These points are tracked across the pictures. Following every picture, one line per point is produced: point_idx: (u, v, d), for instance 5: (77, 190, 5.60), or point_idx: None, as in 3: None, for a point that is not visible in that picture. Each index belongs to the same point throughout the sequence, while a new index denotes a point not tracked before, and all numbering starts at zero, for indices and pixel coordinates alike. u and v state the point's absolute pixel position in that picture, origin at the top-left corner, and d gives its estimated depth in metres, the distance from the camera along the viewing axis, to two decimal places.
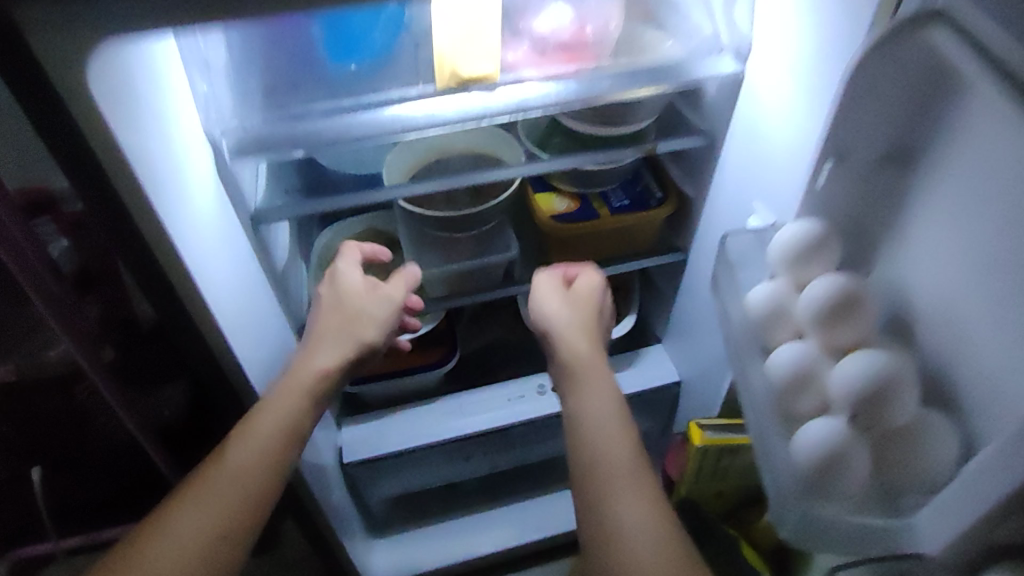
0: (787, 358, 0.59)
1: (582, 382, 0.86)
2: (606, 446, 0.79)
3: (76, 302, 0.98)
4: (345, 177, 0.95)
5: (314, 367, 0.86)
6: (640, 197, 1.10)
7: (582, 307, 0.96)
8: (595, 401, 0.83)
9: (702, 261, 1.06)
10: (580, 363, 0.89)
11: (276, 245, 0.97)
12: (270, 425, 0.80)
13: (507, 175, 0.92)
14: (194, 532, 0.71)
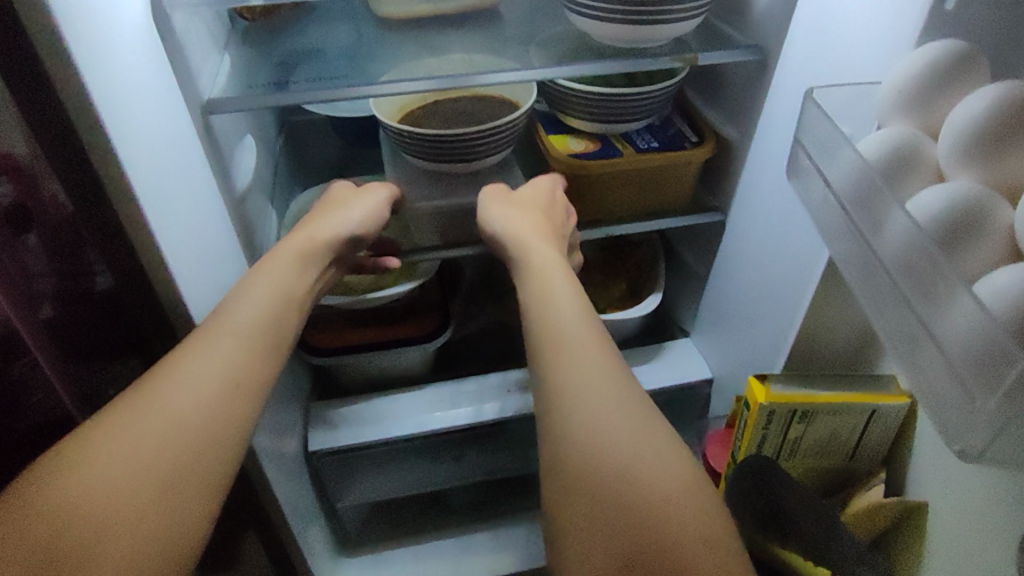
0: (931, 207, 0.40)
1: (536, 272, 0.73)
2: (574, 323, 0.66)
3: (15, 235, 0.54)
4: (315, 77, 0.82)
5: (309, 238, 0.75)
6: (671, 140, 0.92)
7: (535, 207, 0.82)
8: (556, 286, 0.70)
9: (757, 208, 0.85)
10: (524, 250, 0.76)
11: (233, 157, 0.83)
12: (272, 281, 0.68)
13: (514, 78, 0.77)
14: (211, 378, 0.58)
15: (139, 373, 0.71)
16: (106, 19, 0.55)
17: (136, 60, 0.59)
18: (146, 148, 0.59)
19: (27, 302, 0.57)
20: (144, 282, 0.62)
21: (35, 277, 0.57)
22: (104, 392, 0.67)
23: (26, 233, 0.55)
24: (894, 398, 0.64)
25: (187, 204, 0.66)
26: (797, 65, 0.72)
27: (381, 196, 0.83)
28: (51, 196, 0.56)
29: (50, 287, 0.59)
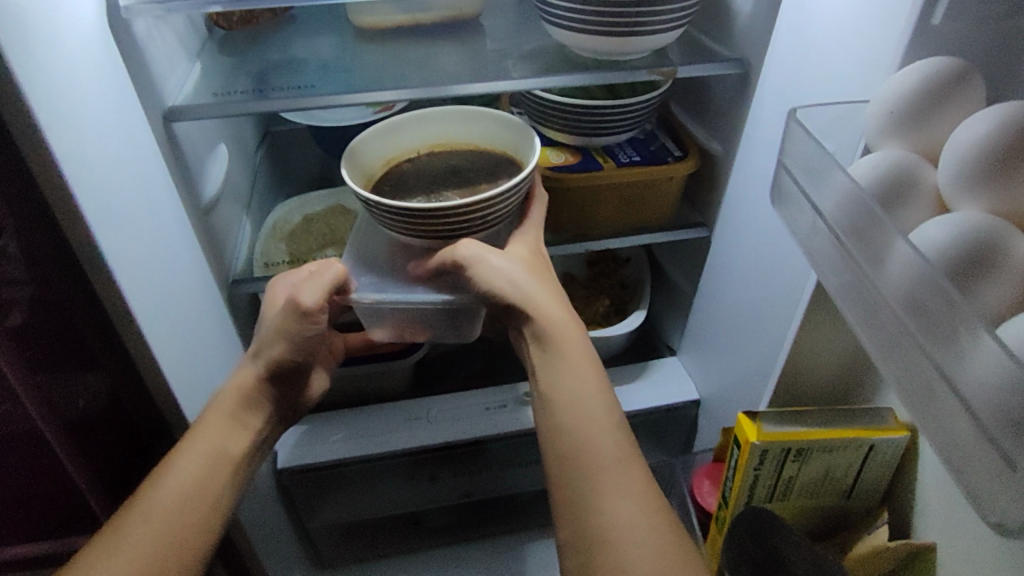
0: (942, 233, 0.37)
1: (565, 364, 0.61)
2: (590, 401, 0.59)
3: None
4: (290, 84, 0.80)
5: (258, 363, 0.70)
6: (654, 154, 0.90)
7: (535, 267, 0.66)
8: (574, 376, 0.60)
9: (740, 226, 0.83)
10: (560, 337, 0.62)
11: (204, 171, 0.81)
12: (237, 397, 0.69)
13: (489, 89, 0.76)
14: (192, 481, 0.63)
15: (113, 392, 0.68)
16: (57, 32, 0.53)
17: (83, 63, 0.56)
18: (90, 156, 0.55)
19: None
20: (99, 304, 0.60)
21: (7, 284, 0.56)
22: (72, 405, 0.65)
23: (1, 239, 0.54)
24: (890, 430, 0.58)
25: (142, 218, 0.64)
26: (778, 78, 0.70)
27: (314, 296, 0.66)
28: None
29: (24, 293, 0.57)
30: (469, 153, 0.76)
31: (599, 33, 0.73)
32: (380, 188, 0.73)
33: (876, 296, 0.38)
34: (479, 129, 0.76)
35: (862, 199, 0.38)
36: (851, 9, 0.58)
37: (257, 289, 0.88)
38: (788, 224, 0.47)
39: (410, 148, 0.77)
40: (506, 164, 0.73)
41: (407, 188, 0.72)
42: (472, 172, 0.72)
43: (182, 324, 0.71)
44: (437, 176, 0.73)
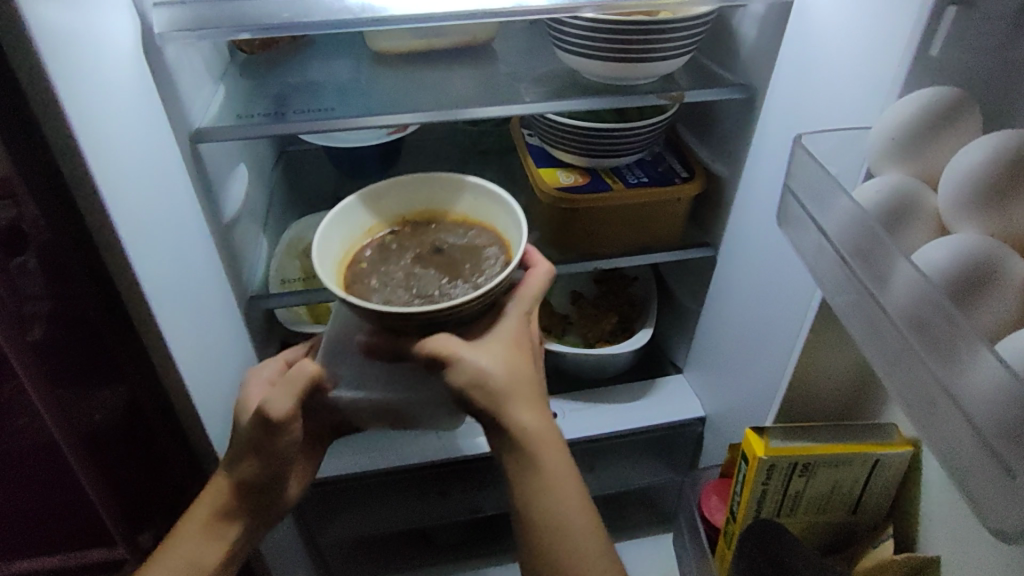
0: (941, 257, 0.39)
1: (545, 464, 0.58)
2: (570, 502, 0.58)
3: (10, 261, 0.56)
4: (310, 107, 0.83)
5: (231, 475, 0.66)
6: (661, 176, 0.92)
7: (515, 364, 0.59)
8: (563, 479, 0.58)
9: (746, 245, 0.85)
10: (537, 440, 0.58)
11: (225, 190, 0.83)
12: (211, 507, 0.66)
13: (502, 113, 0.78)
14: None
15: (129, 403, 0.70)
16: (99, 60, 0.56)
17: (121, 85, 0.59)
18: (123, 173, 0.58)
19: (18, 323, 0.58)
20: (129, 318, 0.62)
21: (28, 300, 0.58)
22: (88, 418, 0.67)
23: (23, 255, 0.56)
24: (895, 446, 0.60)
25: (170, 235, 0.66)
26: (783, 102, 0.72)
27: (282, 404, 0.61)
28: (33, 221, 0.55)
29: (44, 308, 0.59)
30: (457, 225, 0.66)
31: (610, 59, 0.76)
32: (356, 263, 0.63)
33: (878, 313, 0.40)
34: (470, 200, 0.66)
35: (865, 237, 0.40)
36: (852, 39, 0.60)
37: (274, 305, 0.90)
38: (792, 245, 0.49)
39: (395, 214, 0.68)
40: (495, 244, 0.63)
41: (387, 270, 0.62)
42: (457, 251, 0.63)
43: (204, 339, 0.73)
44: (419, 252, 0.63)
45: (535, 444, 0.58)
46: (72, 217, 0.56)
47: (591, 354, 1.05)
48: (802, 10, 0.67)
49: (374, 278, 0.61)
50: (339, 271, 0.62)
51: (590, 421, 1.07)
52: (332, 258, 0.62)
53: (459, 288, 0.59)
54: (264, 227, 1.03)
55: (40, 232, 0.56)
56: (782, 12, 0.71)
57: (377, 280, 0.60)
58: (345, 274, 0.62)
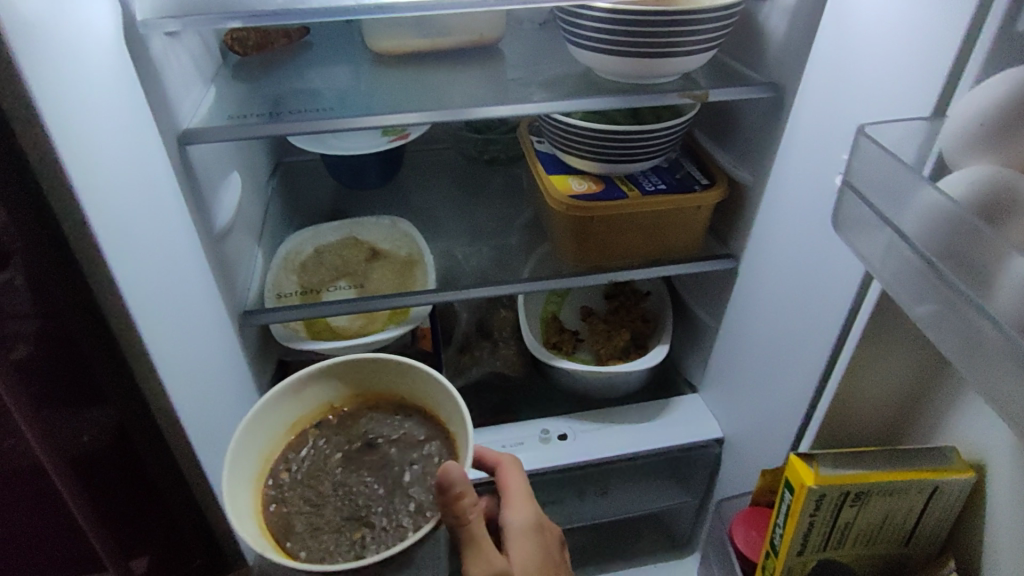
0: None
1: None
2: None
3: None
4: (309, 109, 0.78)
5: None
6: (680, 183, 0.88)
7: None
8: None
9: (772, 254, 0.80)
10: None
11: (218, 196, 0.78)
12: None
13: (514, 112, 0.74)
14: None
15: (116, 422, 0.64)
16: (79, 49, 0.50)
17: (102, 75, 0.53)
18: (105, 172, 0.52)
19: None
20: (107, 331, 0.56)
21: (11, 319, 0.54)
22: (77, 438, 0.63)
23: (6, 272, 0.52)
24: (955, 470, 0.53)
25: (157, 242, 0.60)
26: (816, 102, 0.67)
27: None
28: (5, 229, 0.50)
29: (27, 327, 0.55)
30: (392, 412, 0.56)
31: (628, 56, 0.72)
32: (271, 484, 0.52)
33: (981, 318, 0.34)
34: (406, 382, 0.55)
35: (953, 238, 0.35)
36: (897, 26, 0.56)
37: (269, 320, 0.84)
38: (853, 251, 0.44)
39: (318, 402, 0.56)
40: (435, 432, 0.54)
41: (313, 492, 0.51)
42: (392, 448, 0.52)
43: (192, 356, 0.67)
44: (346, 459, 0.52)
45: None
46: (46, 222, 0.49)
47: (604, 371, 0.99)
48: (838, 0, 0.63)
49: (298, 498, 0.51)
50: (255, 492, 0.51)
51: (603, 443, 1.01)
52: (251, 470, 0.52)
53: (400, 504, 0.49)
54: (259, 238, 0.97)
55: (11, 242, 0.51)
56: (815, 5, 0.66)
57: (301, 501, 0.50)
58: (263, 493, 0.52)
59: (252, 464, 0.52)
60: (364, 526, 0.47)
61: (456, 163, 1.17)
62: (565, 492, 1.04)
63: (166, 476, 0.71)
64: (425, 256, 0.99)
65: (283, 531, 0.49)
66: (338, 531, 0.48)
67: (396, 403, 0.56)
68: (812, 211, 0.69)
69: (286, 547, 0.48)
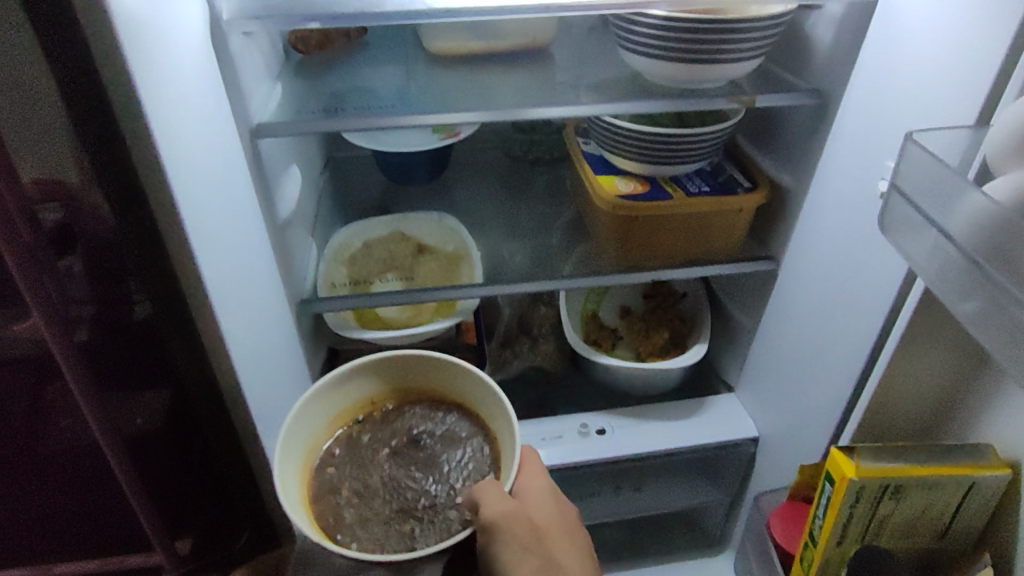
0: None
1: None
2: None
3: (58, 265, 0.62)
4: (369, 108, 0.82)
5: None
6: (722, 185, 0.89)
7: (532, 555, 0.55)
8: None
9: (811, 256, 0.81)
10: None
11: (281, 188, 0.83)
12: None
13: (565, 113, 0.77)
14: None
15: (172, 403, 0.77)
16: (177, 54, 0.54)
17: (197, 78, 0.57)
18: (192, 166, 0.56)
19: (66, 325, 0.65)
20: None
21: (74, 304, 0.64)
22: (131, 418, 0.74)
23: (71, 261, 0.63)
24: (992, 467, 0.55)
25: (234, 230, 0.65)
26: (862, 109, 0.69)
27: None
28: (93, 211, 0.61)
29: (90, 313, 0.66)
30: (435, 408, 0.60)
31: (680, 61, 0.74)
32: (317, 473, 0.56)
33: (1022, 314, 0.36)
34: (451, 381, 0.59)
35: (1005, 246, 0.37)
36: (945, 37, 0.57)
37: (323, 308, 0.89)
38: (899, 253, 0.46)
39: (359, 397, 0.60)
40: (478, 431, 0.58)
41: (361, 483, 0.55)
42: (437, 445, 0.57)
43: (258, 337, 0.71)
44: (393, 454, 0.56)
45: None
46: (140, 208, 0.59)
47: (641, 367, 1.01)
48: (888, 10, 0.64)
49: (346, 489, 0.55)
50: (302, 482, 0.55)
51: (639, 438, 1.03)
52: (298, 461, 0.56)
53: (444, 492, 0.54)
54: (313, 230, 1.02)
55: (100, 233, 0.62)
56: (864, 13, 0.67)
57: (348, 493, 0.54)
58: (310, 482, 0.56)
59: (298, 454, 0.56)
60: (413, 519, 0.52)
61: (500, 162, 1.21)
62: (601, 486, 1.07)
63: (212, 454, 0.82)
64: (471, 252, 1.02)
65: (332, 522, 0.53)
66: (389, 523, 0.52)
67: (438, 400, 0.60)
68: (855, 215, 0.71)
69: (336, 539, 0.52)
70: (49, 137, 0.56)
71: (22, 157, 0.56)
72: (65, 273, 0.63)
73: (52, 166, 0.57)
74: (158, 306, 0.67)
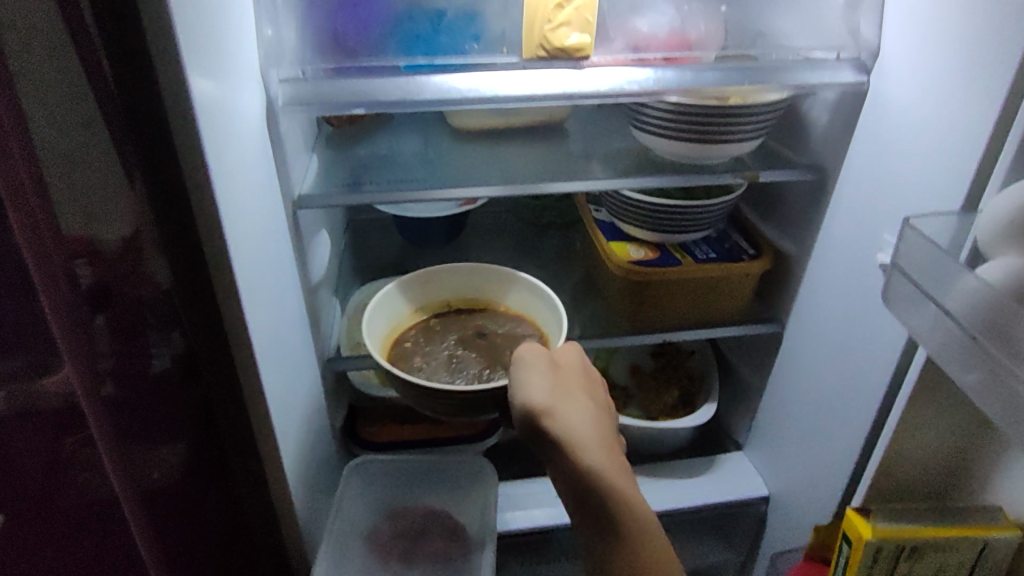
0: None
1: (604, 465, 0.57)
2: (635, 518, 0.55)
3: (87, 318, 0.53)
4: (399, 179, 0.87)
5: None
6: (728, 252, 0.95)
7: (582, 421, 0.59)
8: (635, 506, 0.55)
9: (816, 321, 0.85)
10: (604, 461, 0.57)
11: (313, 253, 0.87)
12: None
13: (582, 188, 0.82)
14: None
15: (186, 462, 0.65)
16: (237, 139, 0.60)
17: (254, 157, 0.61)
18: (250, 237, 0.60)
19: (91, 378, 0.55)
20: (233, 376, 0.63)
21: (98, 356, 0.54)
22: (147, 475, 0.62)
23: (98, 312, 0.53)
24: (1001, 529, 0.58)
25: (277, 296, 0.69)
26: (858, 187, 0.75)
27: None
28: (146, 235, 0.54)
29: (109, 365, 0.55)
30: (499, 314, 0.81)
31: (689, 140, 0.80)
32: (403, 344, 0.77)
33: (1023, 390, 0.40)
34: (514, 294, 0.81)
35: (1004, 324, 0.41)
36: (935, 127, 0.63)
37: (347, 367, 0.92)
38: (904, 325, 0.50)
39: (441, 297, 0.82)
40: (534, 331, 0.78)
41: (434, 348, 0.76)
42: (500, 338, 0.76)
43: (291, 397, 0.74)
44: (463, 341, 0.76)
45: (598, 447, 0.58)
46: (196, 262, 0.55)
47: (653, 426, 1.04)
48: (879, 99, 0.70)
49: (423, 357, 0.75)
50: (386, 346, 0.76)
51: (653, 497, 1.04)
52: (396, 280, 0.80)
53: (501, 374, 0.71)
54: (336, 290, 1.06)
55: (155, 272, 0.56)
56: (856, 102, 0.74)
57: (426, 359, 0.74)
58: (395, 347, 0.77)
59: (397, 305, 0.79)
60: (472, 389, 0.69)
61: (513, 226, 1.26)
62: None
63: (238, 509, 0.73)
64: None
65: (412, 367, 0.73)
66: (462, 374, 0.71)
67: (495, 301, 0.82)
68: (857, 284, 0.76)
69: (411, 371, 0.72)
70: (104, 174, 0.50)
71: (63, 212, 0.49)
72: (91, 320, 0.53)
73: (100, 201, 0.50)
74: (203, 343, 0.60)
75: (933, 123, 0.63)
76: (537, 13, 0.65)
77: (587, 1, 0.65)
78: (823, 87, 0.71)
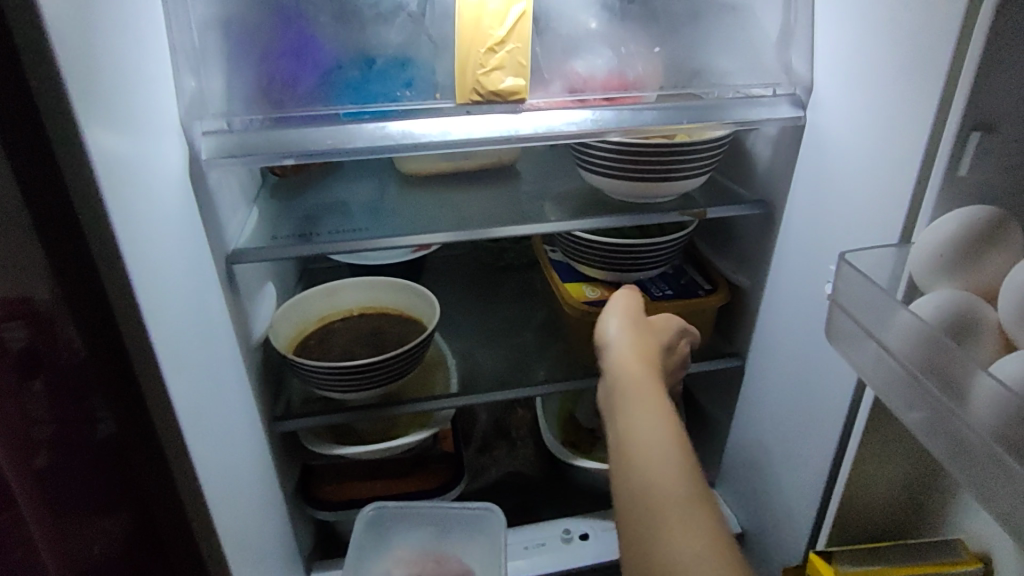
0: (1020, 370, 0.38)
1: (635, 403, 0.54)
2: (659, 474, 0.47)
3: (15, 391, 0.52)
4: (341, 227, 0.85)
5: None
6: (684, 288, 0.94)
7: (642, 349, 0.62)
8: (650, 431, 0.50)
9: (773, 355, 0.84)
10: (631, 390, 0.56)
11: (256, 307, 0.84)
12: None
13: (529, 230, 0.81)
14: None
15: (131, 534, 0.62)
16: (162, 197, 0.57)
17: (179, 213, 0.59)
18: (171, 296, 0.57)
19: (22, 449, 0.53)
20: (159, 456, 0.58)
21: (30, 426, 0.53)
22: (87, 548, 0.59)
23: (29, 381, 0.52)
24: (964, 564, 0.56)
25: (209, 357, 0.65)
26: (801, 220, 0.75)
27: None
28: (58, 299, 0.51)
29: (42, 435, 0.54)
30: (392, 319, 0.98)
31: (632, 179, 0.80)
32: (303, 343, 0.93)
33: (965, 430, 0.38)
34: (403, 302, 0.99)
35: (935, 366, 0.40)
36: (869, 158, 0.63)
37: (295, 425, 0.88)
38: (850, 362, 0.49)
39: (342, 306, 0.99)
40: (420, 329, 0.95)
41: (332, 345, 0.93)
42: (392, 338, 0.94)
43: (232, 464, 0.70)
44: (362, 340, 0.94)
45: (628, 377, 0.57)
46: (106, 329, 0.51)
47: None
48: (816, 132, 0.71)
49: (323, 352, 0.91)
50: (290, 346, 0.92)
51: None
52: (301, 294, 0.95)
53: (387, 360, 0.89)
54: None
55: (76, 357, 0.53)
56: (794, 137, 0.74)
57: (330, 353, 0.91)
58: (295, 347, 0.92)
59: (305, 322, 0.96)
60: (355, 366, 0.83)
61: (472, 268, 1.24)
62: None
63: None
64: (445, 359, 1.03)
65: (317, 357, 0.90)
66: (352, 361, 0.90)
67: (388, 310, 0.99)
68: (809, 316, 0.75)
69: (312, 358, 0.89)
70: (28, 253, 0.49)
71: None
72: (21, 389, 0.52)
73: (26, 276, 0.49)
74: (117, 416, 0.57)
75: (865, 155, 0.63)
76: (471, 55, 0.64)
77: (519, 44, 0.65)
78: (761, 123, 0.71)
